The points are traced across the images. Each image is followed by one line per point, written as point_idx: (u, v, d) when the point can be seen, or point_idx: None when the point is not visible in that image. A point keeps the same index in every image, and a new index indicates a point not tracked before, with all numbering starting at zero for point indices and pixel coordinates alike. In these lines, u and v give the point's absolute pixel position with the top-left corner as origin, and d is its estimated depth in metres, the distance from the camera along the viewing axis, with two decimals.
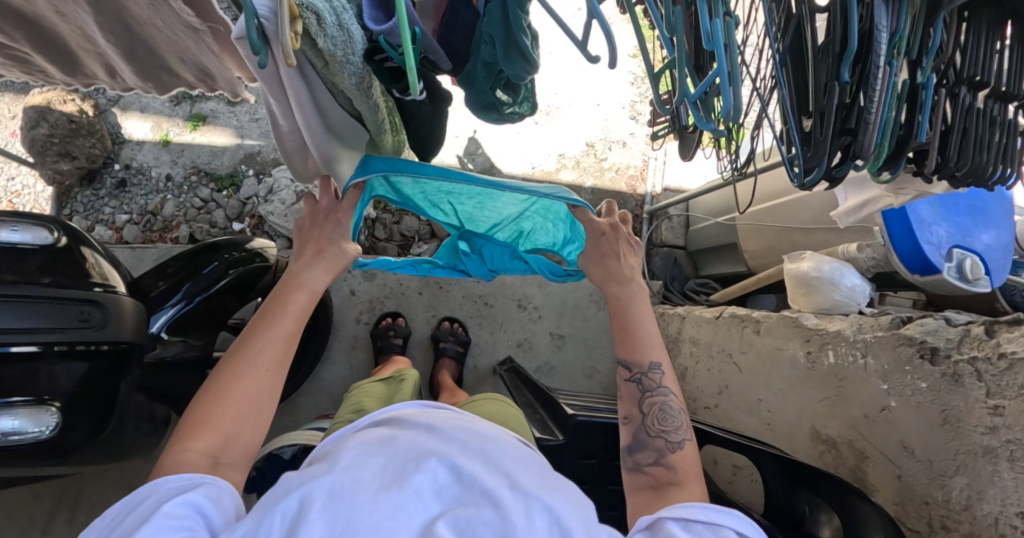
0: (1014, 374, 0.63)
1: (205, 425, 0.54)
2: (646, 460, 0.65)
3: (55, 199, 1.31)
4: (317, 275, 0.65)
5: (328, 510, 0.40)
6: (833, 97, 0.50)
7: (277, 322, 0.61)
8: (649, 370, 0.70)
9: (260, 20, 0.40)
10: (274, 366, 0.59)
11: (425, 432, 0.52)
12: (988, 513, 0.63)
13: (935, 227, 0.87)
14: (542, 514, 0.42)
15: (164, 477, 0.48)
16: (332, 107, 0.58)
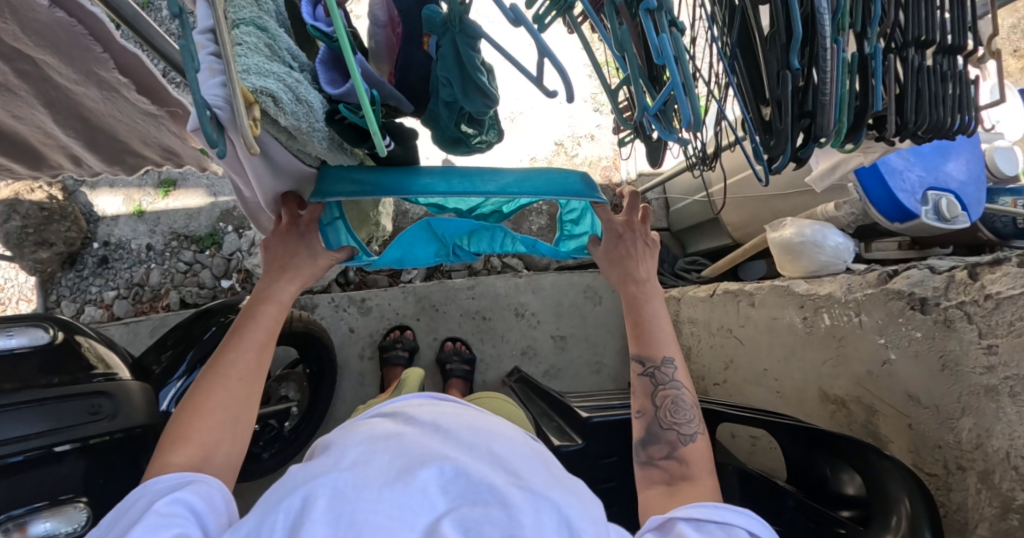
0: (1002, 313, 0.66)
1: (183, 440, 0.55)
2: (659, 453, 0.66)
3: (40, 287, 1.30)
4: (284, 287, 0.66)
5: (333, 507, 0.41)
6: (787, 85, 0.51)
7: (247, 335, 0.62)
8: (662, 365, 0.72)
9: (214, 110, 0.44)
10: (247, 378, 0.60)
11: (429, 432, 0.52)
12: (998, 448, 0.65)
13: (906, 173, 0.88)
14: (552, 515, 0.41)
15: (153, 479, 0.50)
16: (295, 166, 0.64)
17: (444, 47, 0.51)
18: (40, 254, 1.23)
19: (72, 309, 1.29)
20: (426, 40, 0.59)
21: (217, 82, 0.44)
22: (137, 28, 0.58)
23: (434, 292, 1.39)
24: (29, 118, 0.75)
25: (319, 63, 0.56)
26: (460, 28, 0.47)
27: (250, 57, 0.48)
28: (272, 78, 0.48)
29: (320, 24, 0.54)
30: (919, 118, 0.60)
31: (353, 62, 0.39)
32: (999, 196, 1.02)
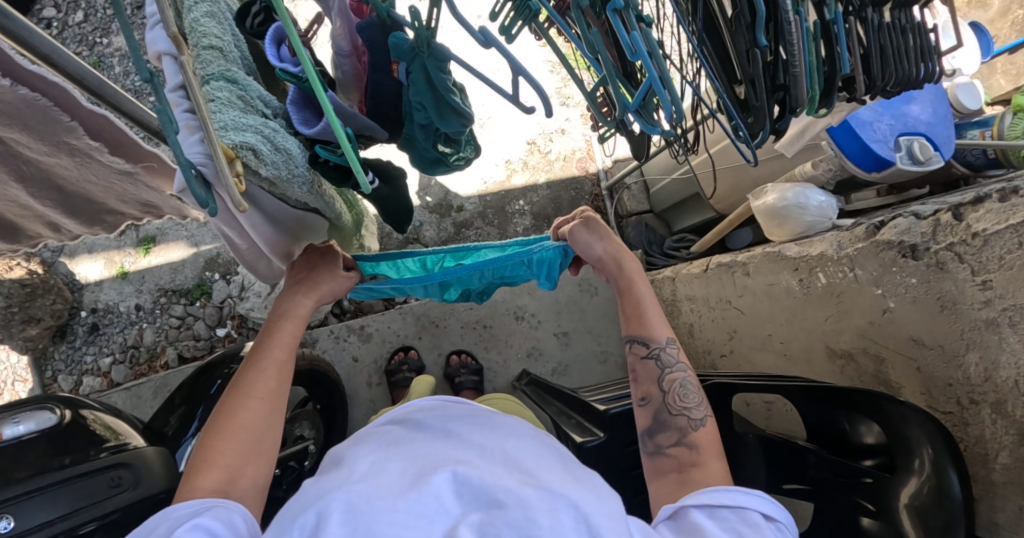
0: (991, 249, 0.68)
1: (212, 464, 0.61)
2: (668, 441, 0.67)
3: (33, 365, 1.27)
4: (298, 304, 0.77)
5: (347, 520, 0.43)
6: (757, 62, 0.56)
7: (267, 355, 0.72)
8: (664, 346, 0.76)
9: (196, 168, 0.47)
10: (268, 395, 0.69)
11: (443, 442, 0.56)
12: (1007, 378, 0.67)
13: (876, 124, 0.90)
14: (569, 514, 0.44)
15: (171, 507, 0.54)
16: (280, 213, 0.68)
17: (415, 73, 0.58)
18: (29, 331, 1.20)
19: (69, 382, 1.26)
20: (394, 67, 0.64)
21: (196, 140, 0.47)
22: (104, 96, 0.57)
23: (431, 309, 1.39)
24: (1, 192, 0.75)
25: (290, 104, 0.60)
26: (429, 53, 0.55)
27: (225, 112, 0.53)
28: (249, 132, 0.52)
29: (287, 66, 0.56)
30: (885, 75, 0.63)
31: (324, 100, 0.41)
32: (966, 130, 1.04)
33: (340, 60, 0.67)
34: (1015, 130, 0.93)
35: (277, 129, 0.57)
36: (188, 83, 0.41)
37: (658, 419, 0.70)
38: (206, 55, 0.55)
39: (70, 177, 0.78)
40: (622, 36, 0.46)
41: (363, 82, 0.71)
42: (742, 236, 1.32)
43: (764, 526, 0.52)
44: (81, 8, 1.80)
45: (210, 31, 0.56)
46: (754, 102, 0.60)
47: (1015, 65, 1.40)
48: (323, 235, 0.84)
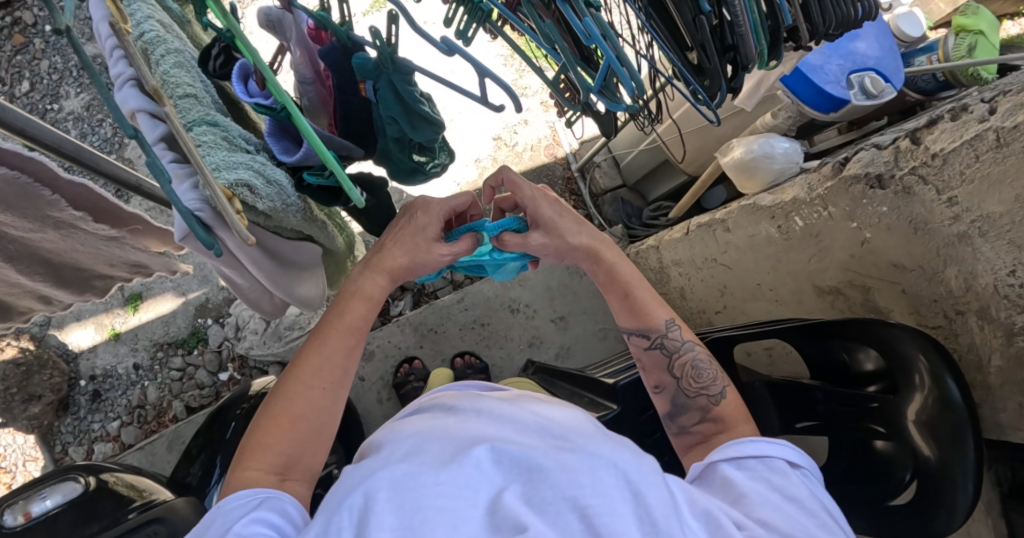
0: (951, 167, 0.72)
1: (269, 449, 0.62)
2: (691, 421, 0.72)
3: (41, 442, 1.25)
4: (370, 283, 0.72)
5: (393, 497, 0.46)
6: (706, 28, 0.58)
7: (335, 337, 0.69)
8: (667, 329, 0.78)
9: (197, 213, 0.52)
10: (332, 382, 0.67)
11: (474, 421, 0.59)
12: (986, 285, 0.71)
13: (827, 66, 0.92)
14: (609, 470, 0.48)
15: (229, 495, 0.56)
16: (279, 246, 0.70)
17: (382, 90, 0.60)
18: (31, 410, 1.18)
19: (81, 453, 1.24)
20: (363, 85, 0.66)
21: (191, 187, 0.52)
22: (83, 160, 0.60)
23: (428, 316, 1.40)
24: None
25: (267, 136, 0.61)
26: (394, 68, 0.57)
27: (214, 154, 0.54)
28: (242, 169, 0.53)
29: (260, 99, 0.57)
30: (826, 21, 0.66)
31: (305, 123, 0.44)
32: (914, 57, 1.08)
33: (304, 87, 0.71)
34: (959, 51, 0.96)
35: (265, 162, 0.59)
36: (175, 132, 0.43)
37: (677, 403, 0.75)
38: (184, 103, 0.55)
39: (53, 249, 0.77)
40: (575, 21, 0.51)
41: (329, 105, 0.75)
42: (716, 195, 1.35)
43: (790, 471, 0.56)
44: (26, 77, 1.77)
45: (182, 81, 0.56)
46: (707, 64, 0.62)
47: None
48: (320, 269, 0.85)
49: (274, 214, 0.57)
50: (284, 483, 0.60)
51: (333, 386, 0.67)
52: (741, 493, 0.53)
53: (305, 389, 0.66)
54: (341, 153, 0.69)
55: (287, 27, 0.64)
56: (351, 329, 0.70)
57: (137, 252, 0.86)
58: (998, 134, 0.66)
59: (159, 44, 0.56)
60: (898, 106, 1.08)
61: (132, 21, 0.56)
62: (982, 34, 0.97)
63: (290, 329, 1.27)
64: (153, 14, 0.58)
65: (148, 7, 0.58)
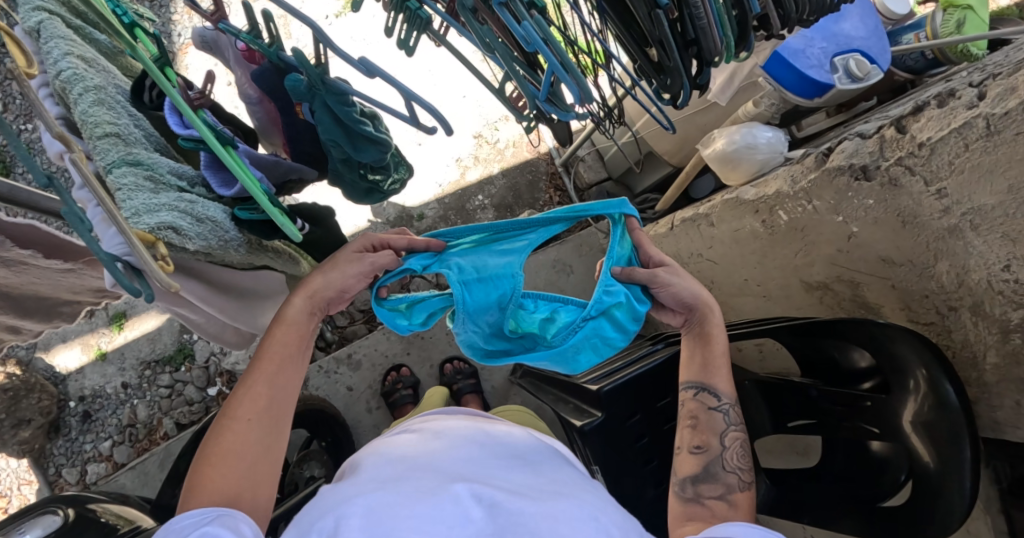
0: (939, 155, 0.67)
1: (196, 491, 0.56)
2: (708, 492, 0.69)
3: (35, 466, 1.26)
4: (295, 305, 0.68)
5: (366, 524, 0.46)
6: (663, 24, 0.53)
7: (258, 367, 0.65)
8: (717, 393, 0.75)
9: (121, 260, 0.51)
10: (258, 414, 0.63)
11: (459, 457, 0.59)
12: (980, 279, 0.66)
13: (809, 49, 0.86)
14: (592, 524, 0.49)
15: (180, 515, 0.53)
16: (229, 279, 0.70)
17: (319, 111, 0.59)
18: (21, 435, 1.19)
19: (74, 475, 1.25)
20: (298, 108, 0.67)
21: (115, 233, 0.51)
22: (19, 200, 0.60)
23: None
24: None
25: (204, 169, 0.61)
26: (326, 89, 0.56)
27: (135, 198, 0.53)
28: (164, 212, 0.54)
29: (188, 134, 0.57)
30: (798, 5, 0.60)
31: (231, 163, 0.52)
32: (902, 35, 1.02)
33: (251, 109, 0.71)
34: (948, 27, 0.90)
35: (196, 199, 0.60)
36: (86, 178, 0.46)
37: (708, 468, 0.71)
38: (104, 143, 0.54)
39: (9, 284, 0.79)
40: (513, 27, 0.47)
41: (279, 126, 0.74)
42: (704, 184, 1.30)
43: None
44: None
45: (103, 118, 0.55)
46: (667, 63, 0.58)
47: None
48: (281, 292, 0.85)
49: (209, 251, 0.60)
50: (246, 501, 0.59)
51: (262, 421, 0.63)
52: None
53: (232, 424, 0.61)
54: (294, 175, 0.71)
55: (222, 49, 0.68)
56: (274, 356, 0.66)
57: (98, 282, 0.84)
58: (987, 122, 0.62)
59: (77, 81, 0.55)
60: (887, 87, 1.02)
61: (50, 59, 0.55)
62: (971, 10, 0.91)
63: None
64: (72, 50, 0.56)
65: (66, 44, 0.57)
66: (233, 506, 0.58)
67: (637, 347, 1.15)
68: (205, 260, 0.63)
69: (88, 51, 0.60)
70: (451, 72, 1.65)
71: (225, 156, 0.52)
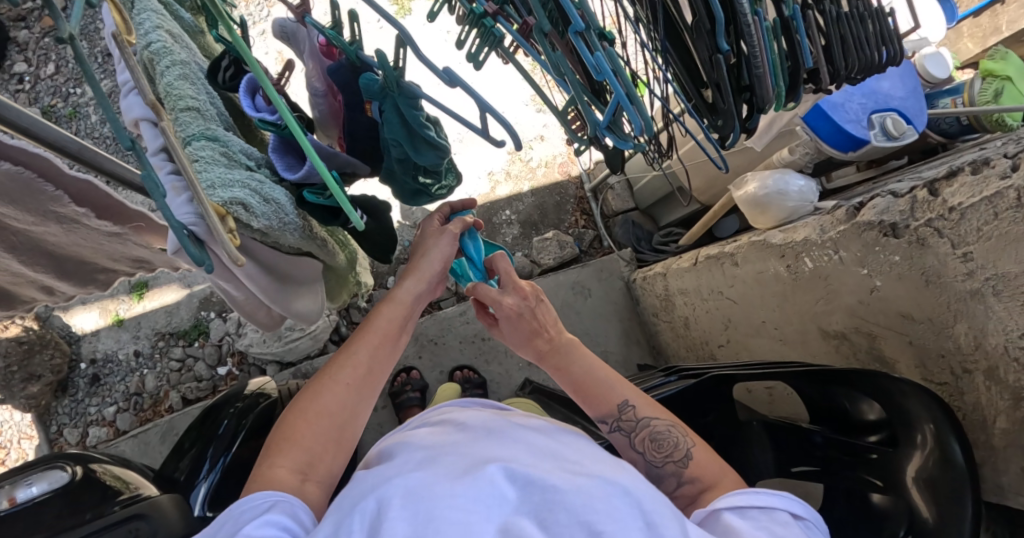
0: (968, 221, 0.68)
1: (291, 443, 0.63)
2: (671, 488, 0.69)
3: (37, 422, 1.28)
4: (405, 286, 0.75)
5: (406, 506, 0.47)
6: (722, 68, 0.56)
7: (364, 338, 0.71)
8: (623, 409, 0.73)
9: (189, 228, 0.54)
10: (353, 383, 0.68)
11: (486, 441, 0.60)
12: (996, 344, 0.67)
13: (848, 104, 0.90)
14: (623, 497, 0.49)
15: (243, 497, 0.56)
16: (274, 259, 0.73)
17: (388, 109, 0.64)
18: (29, 389, 1.21)
19: (75, 435, 1.28)
20: (368, 105, 0.72)
21: (185, 203, 0.55)
22: (87, 160, 0.71)
23: (429, 327, 1.41)
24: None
25: (272, 153, 0.69)
26: (399, 91, 0.60)
27: (210, 170, 0.60)
28: (237, 188, 0.59)
29: (265, 116, 0.65)
30: (848, 63, 0.61)
31: (306, 142, 0.48)
32: (938, 99, 1.07)
33: (315, 101, 0.74)
34: (986, 95, 0.97)
35: (263, 180, 0.65)
36: (171, 146, 0.47)
37: (652, 472, 0.71)
38: (185, 117, 0.62)
39: (59, 241, 0.87)
40: (585, 57, 0.51)
41: (339, 119, 0.78)
42: (729, 224, 1.33)
43: (792, 524, 0.55)
44: (52, 60, 1.92)
45: (185, 93, 0.63)
46: (721, 105, 0.60)
47: (978, 29, 1.60)
48: (317, 282, 0.89)
49: (269, 231, 0.63)
50: (305, 483, 0.61)
51: (358, 387, 0.68)
52: None
53: (332, 384, 0.67)
54: (347, 169, 0.77)
55: (300, 39, 0.72)
56: (379, 331, 0.72)
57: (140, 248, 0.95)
58: (1019, 193, 0.62)
59: (165, 55, 0.63)
60: (919, 148, 1.07)
61: (142, 30, 0.64)
62: (1009, 81, 0.99)
63: (290, 329, 1.28)
64: (162, 25, 0.65)
65: (157, 18, 0.65)
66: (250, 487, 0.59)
67: (650, 377, 1.18)
68: (259, 240, 0.66)
69: (173, 26, 0.68)
70: (494, 88, 1.71)
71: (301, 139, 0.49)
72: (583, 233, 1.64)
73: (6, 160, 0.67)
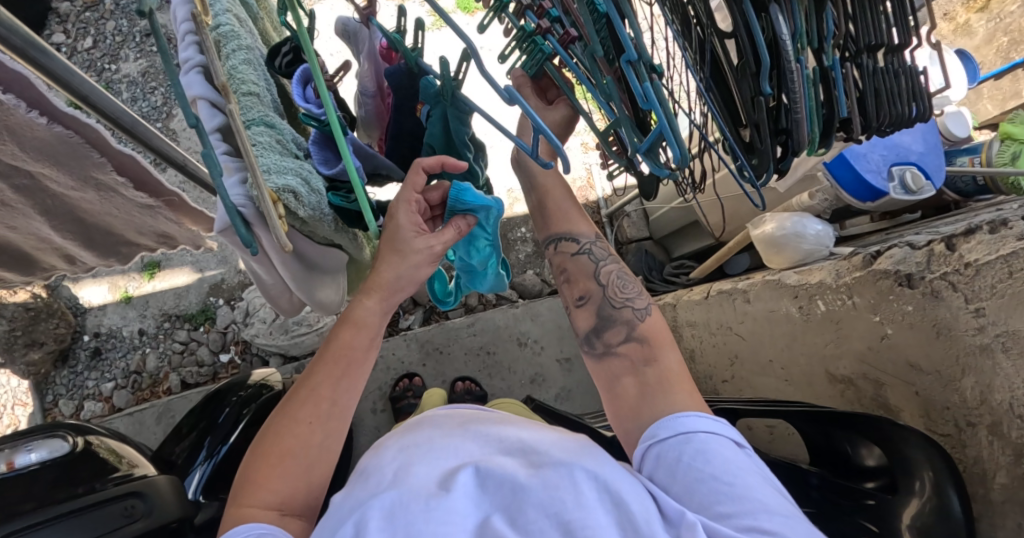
0: (982, 278, 0.70)
1: (262, 485, 0.58)
2: (617, 339, 0.76)
3: (35, 390, 1.40)
4: (366, 307, 0.66)
5: (386, 525, 0.43)
6: (762, 110, 0.58)
7: (320, 367, 0.64)
8: (594, 242, 0.85)
9: (240, 209, 0.55)
10: (315, 417, 0.62)
11: (456, 440, 0.57)
12: (1002, 401, 0.68)
13: (870, 154, 0.94)
14: (587, 481, 0.47)
15: (229, 532, 0.53)
16: (308, 248, 0.73)
17: (435, 115, 0.65)
18: (31, 355, 1.33)
19: (70, 407, 1.39)
20: (417, 109, 0.72)
21: (238, 184, 0.56)
22: (137, 132, 0.71)
23: (435, 336, 1.43)
24: (27, 226, 0.85)
25: (312, 144, 0.70)
26: (453, 102, 0.61)
27: (267, 156, 0.62)
28: (290, 176, 0.61)
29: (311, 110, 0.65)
30: (880, 116, 0.65)
31: (341, 140, 0.54)
32: (957, 156, 1.12)
33: (364, 100, 0.77)
34: (1004, 156, 1.01)
35: (310, 171, 0.68)
36: (234, 127, 0.48)
37: (603, 315, 0.79)
38: (246, 101, 0.64)
39: (92, 210, 0.88)
40: (633, 85, 0.52)
41: (383, 120, 0.81)
42: (740, 262, 1.37)
43: (737, 452, 0.56)
44: (90, 34, 1.97)
45: (248, 78, 0.65)
46: (758, 144, 0.62)
47: (999, 90, 1.46)
48: (340, 274, 0.89)
49: (311, 220, 0.65)
50: (283, 519, 0.56)
51: (322, 420, 0.62)
52: (699, 479, 0.52)
53: (294, 422, 0.61)
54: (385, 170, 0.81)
55: (361, 40, 0.73)
56: (335, 357, 0.65)
57: (169, 227, 1.00)
58: None
59: (232, 38, 0.65)
60: (934, 203, 1.11)
61: (212, 12, 0.66)
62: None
63: (297, 324, 1.34)
64: (231, 9, 0.68)
65: (227, 3, 0.68)
66: (230, 515, 0.56)
67: None
68: (297, 227, 0.67)
69: (241, 12, 0.71)
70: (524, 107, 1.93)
71: (337, 135, 0.53)
72: None
73: (57, 124, 0.66)
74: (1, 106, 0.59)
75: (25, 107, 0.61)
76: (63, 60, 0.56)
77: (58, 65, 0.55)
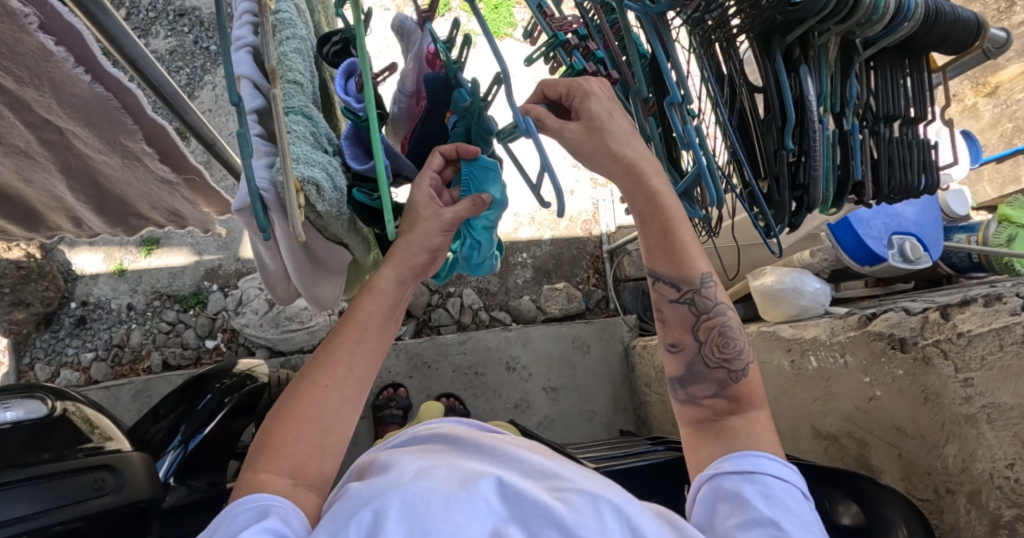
0: (974, 348, 0.72)
1: (278, 450, 0.57)
2: (703, 393, 0.67)
3: (12, 350, 1.36)
4: (384, 274, 0.65)
5: (404, 518, 0.43)
6: (783, 163, 0.63)
7: (339, 332, 0.64)
8: (705, 284, 0.68)
9: (262, 193, 0.52)
10: (334, 381, 0.61)
11: (478, 451, 0.57)
12: (983, 470, 0.69)
13: (873, 221, 0.99)
14: (612, 515, 0.46)
15: (240, 498, 0.53)
16: (318, 245, 0.71)
17: (459, 125, 0.66)
18: (14, 314, 1.30)
19: (45, 373, 1.35)
20: (447, 116, 0.72)
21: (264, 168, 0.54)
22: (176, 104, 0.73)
23: (426, 349, 1.42)
24: (42, 183, 0.84)
25: (343, 139, 0.73)
26: (478, 119, 0.62)
27: (299, 145, 0.61)
28: (317, 168, 0.61)
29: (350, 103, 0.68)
30: (891, 183, 0.70)
31: (377, 136, 0.51)
32: (954, 232, 1.19)
33: (399, 98, 0.80)
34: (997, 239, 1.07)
35: (337, 167, 0.67)
36: (275, 110, 0.46)
37: (694, 370, 0.69)
38: (290, 88, 0.65)
39: (112, 177, 0.88)
40: (675, 125, 0.55)
41: (412, 122, 0.83)
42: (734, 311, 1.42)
43: (803, 506, 0.52)
44: (124, 6, 1.99)
45: (295, 67, 0.66)
46: (776, 196, 0.65)
47: (998, 175, 1.57)
48: (341, 275, 0.86)
49: (327, 216, 0.64)
50: (296, 488, 0.56)
51: (336, 386, 0.61)
52: (751, 520, 0.50)
53: (310, 385, 0.61)
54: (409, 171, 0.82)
55: (413, 41, 0.75)
56: (356, 322, 0.64)
57: (185, 209, 1.02)
58: None
59: (288, 26, 0.68)
60: (927, 276, 1.18)
61: None
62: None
63: (289, 320, 1.34)
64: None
65: None
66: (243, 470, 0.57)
67: (637, 442, 1.19)
68: (310, 221, 0.65)
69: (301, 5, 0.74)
70: None
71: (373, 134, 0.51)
72: (592, 290, 1.72)
73: (99, 85, 0.66)
74: (50, 57, 0.59)
75: (72, 61, 0.61)
76: (119, 18, 0.58)
77: (112, 21, 0.58)
